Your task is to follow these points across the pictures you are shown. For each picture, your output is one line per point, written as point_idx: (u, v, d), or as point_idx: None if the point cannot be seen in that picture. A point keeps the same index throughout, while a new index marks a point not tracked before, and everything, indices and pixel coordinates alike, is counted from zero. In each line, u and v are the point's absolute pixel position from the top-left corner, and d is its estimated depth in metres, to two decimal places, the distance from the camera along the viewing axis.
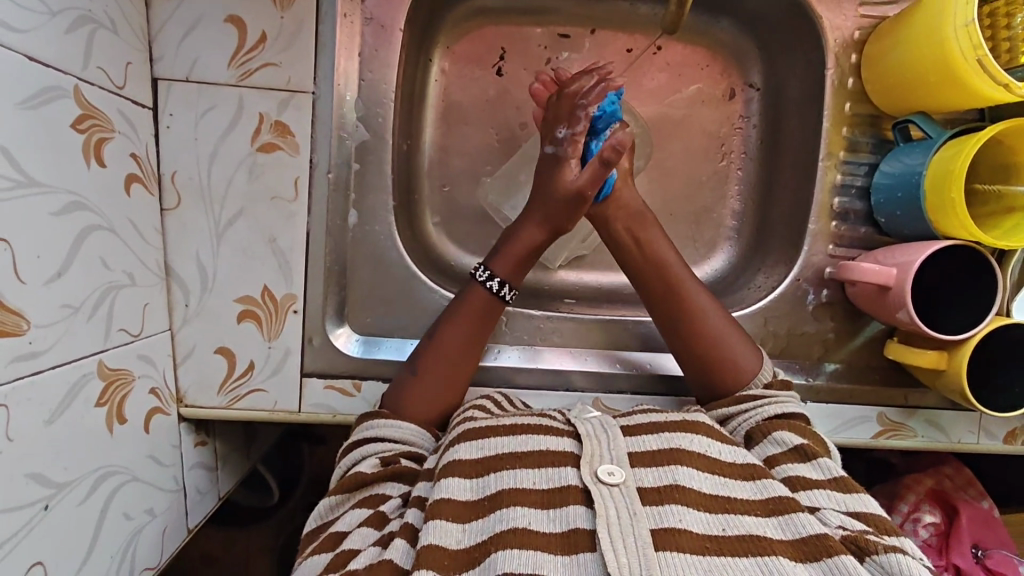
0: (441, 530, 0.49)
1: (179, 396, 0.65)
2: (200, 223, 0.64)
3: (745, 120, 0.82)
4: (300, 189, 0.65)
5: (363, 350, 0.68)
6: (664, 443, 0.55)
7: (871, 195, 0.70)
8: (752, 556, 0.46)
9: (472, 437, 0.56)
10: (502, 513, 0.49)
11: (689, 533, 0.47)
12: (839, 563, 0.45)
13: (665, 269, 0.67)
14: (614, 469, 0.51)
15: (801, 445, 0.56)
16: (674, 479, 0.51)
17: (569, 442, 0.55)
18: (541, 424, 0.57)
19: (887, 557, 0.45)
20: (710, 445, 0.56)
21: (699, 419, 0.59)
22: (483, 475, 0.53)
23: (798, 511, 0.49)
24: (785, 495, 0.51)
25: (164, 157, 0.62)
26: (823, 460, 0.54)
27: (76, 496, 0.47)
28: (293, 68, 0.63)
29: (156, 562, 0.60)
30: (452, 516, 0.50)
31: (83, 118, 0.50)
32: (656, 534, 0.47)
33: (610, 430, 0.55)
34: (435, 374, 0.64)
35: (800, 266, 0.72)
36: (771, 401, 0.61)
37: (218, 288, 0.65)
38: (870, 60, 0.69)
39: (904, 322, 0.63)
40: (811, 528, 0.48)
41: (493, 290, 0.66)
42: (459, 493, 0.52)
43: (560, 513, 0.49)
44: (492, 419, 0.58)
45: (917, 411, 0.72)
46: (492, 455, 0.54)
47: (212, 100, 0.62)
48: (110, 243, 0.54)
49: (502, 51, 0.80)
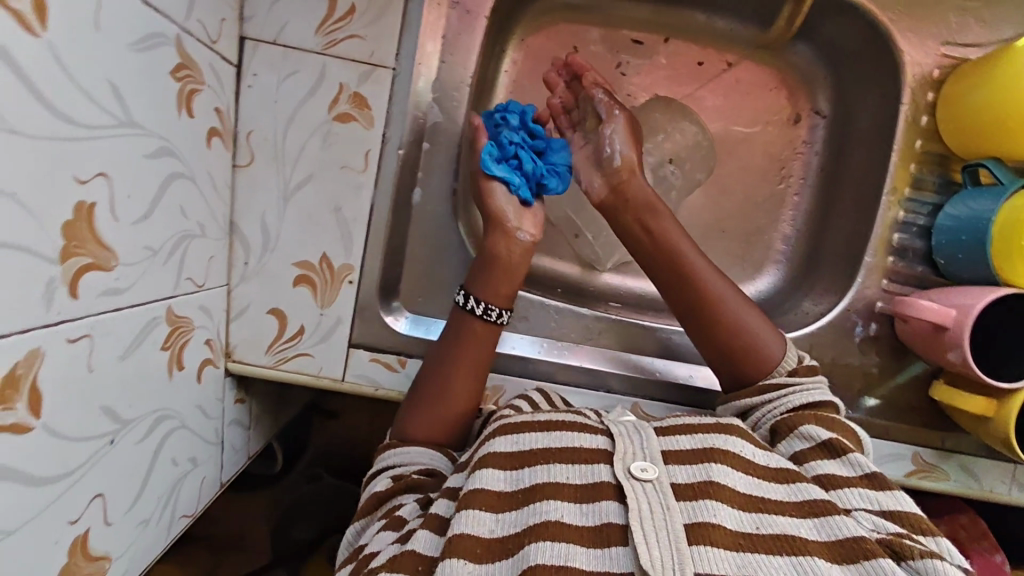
0: (472, 520, 0.50)
1: (228, 350, 0.66)
2: (269, 185, 0.65)
3: (807, 146, 0.82)
4: (370, 162, 0.65)
5: (412, 327, 0.69)
6: (697, 441, 0.55)
7: (932, 235, 0.70)
8: (786, 555, 0.46)
9: (504, 432, 0.57)
10: (536, 505, 0.50)
11: (723, 529, 0.47)
12: (876, 566, 0.45)
13: (676, 259, 0.67)
14: (648, 465, 0.52)
15: (830, 441, 0.56)
16: (708, 475, 0.51)
17: (603, 439, 0.56)
18: (575, 420, 0.58)
19: (922, 562, 0.45)
20: (745, 444, 0.55)
21: (733, 421, 0.58)
22: (517, 468, 0.54)
23: (835, 512, 0.49)
24: (820, 498, 0.51)
25: (243, 116, 0.63)
26: (855, 456, 0.54)
27: (136, 435, 0.48)
28: (378, 43, 0.64)
29: (192, 510, 0.61)
30: (484, 506, 0.51)
31: (180, 67, 0.51)
32: (690, 529, 0.47)
33: (643, 431, 0.56)
34: (436, 403, 0.64)
35: (851, 297, 0.72)
36: (796, 390, 0.61)
37: (278, 250, 0.66)
38: (946, 99, 0.68)
39: (952, 364, 0.63)
40: (848, 531, 0.48)
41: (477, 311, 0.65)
42: (492, 484, 0.53)
43: (593, 507, 0.50)
44: (526, 416, 0.59)
45: (952, 455, 0.71)
46: (527, 449, 0.55)
47: (295, 65, 0.63)
48: (188, 192, 0.54)
49: (573, 49, 0.80)
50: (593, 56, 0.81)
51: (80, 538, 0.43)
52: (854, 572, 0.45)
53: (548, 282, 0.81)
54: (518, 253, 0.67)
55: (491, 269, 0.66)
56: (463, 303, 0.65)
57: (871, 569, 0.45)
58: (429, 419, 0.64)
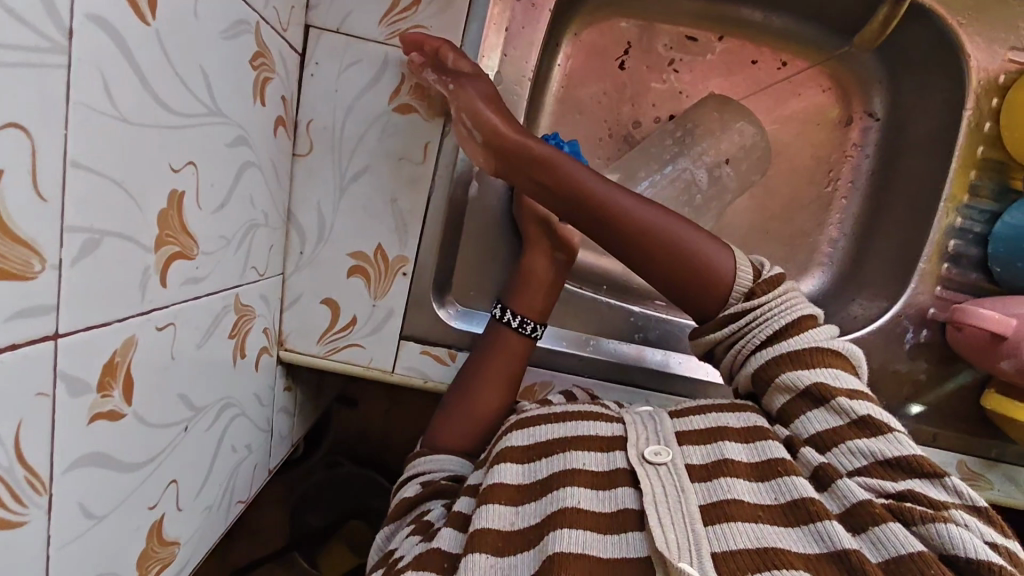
0: (493, 512, 0.51)
1: (281, 338, 0.66)
2: (327, 175, 0.65)
3: (858, 149, 0.82)
4: (428, 154, 0.65)
5: (466, 324, 0.69)
6: (711, 421, 0.54)
7: (989, 243, 0.70)
8: (799, 527, 0.45)
9: (521, 427, 0.57)
10: (556, 493, 0.50)
11: (738, 503, 0.47)
12: (884, 532, 0.44)
13: (607, 205, 0.60)
14: (662, 448, 0.52)
15: (812, 389, 0.53)
16: (721, 454, 0.51)
17: (618, 427, 0.56)
18: (592, 410, 0.57)
19: (927, 526, 0.44)
20: (758, 419, 0.54)
21: (750, 403, 0.57)
22: (535, 460, 0.54)
23: (840, 477, 0.48)
24: (825, 462, 0.49)
25: (305, 105, 0.63)
26: (840, 398, 0.52)
27: (205, 423, 0.48)
28: (442, 34, 0.63)
29: (246, 496, 0.61)
30: (504, 499, 0.52)
31: (257, 55, 0.50)
32: (705, 509, 0.47)
33: (658, 416, 0.56)
34: (465, 413, 0.65)
35: (903, 303, 0.72)
36: (767, 313, 0.57)
37: (334, 240, 0.66)
38: (1012, 106, 0.67)
39: (1007, 373, 0.63)
40: (855, 496, 0.46)
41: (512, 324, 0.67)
42: (512, 479, 0.53)
43: (609, 494, 0.50)
44: (547, 409, 0.59)
45: (997, 465, 0.71)
46: (546, 440, 0.55)
47: (358, 55, 0.63)
48: (256, 181, 0.54)
49: (626, 46, 0.81)
50: (647, 53, 0.81)
51: (156, 524, 0.43)
52: (864, 542, 0.44)
53: (595, 279, 0.81)
54: (550, 272, 0.69)
55: (524, 284, 0.68)
56: (498, 315, 0.67)
57: (879, 537, 0.44)
58: (458, 429, 0.65)
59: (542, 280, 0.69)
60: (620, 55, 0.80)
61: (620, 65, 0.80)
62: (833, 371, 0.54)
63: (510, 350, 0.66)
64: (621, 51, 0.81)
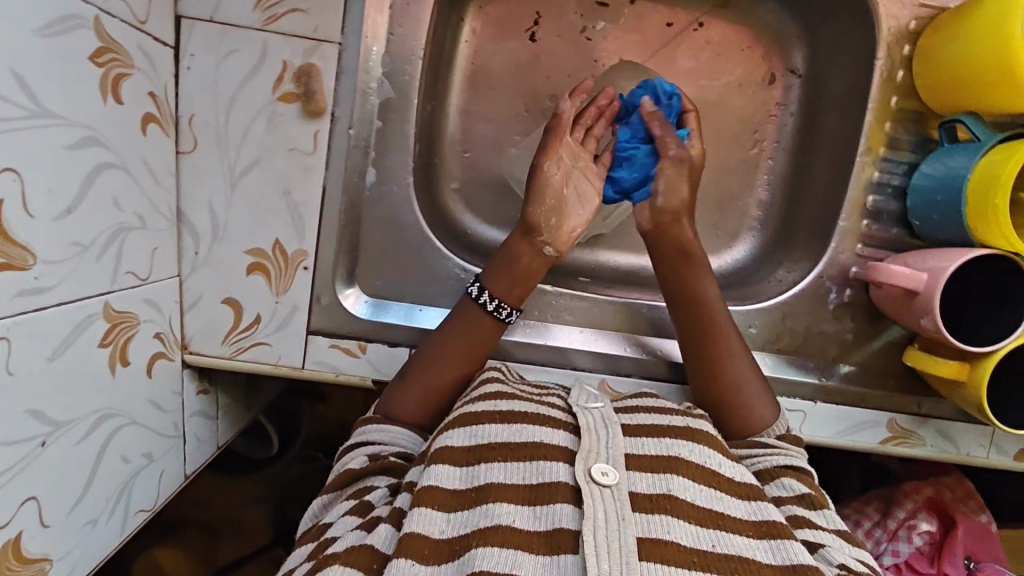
0: (424, 519, 0.48)
1: (184, 342, 0.65)
2: (216, 171, 0.62)
3: (781, 108, 0.78)
4: (318, 143, 0.63)
5: (406, 317, 0.68)
6: (662, 449, 0.54)
7: (907, 196, 0.68)
8: None
9: (465, 424, 0.55)
10: (489, 508, 0.48)
11: (676, 546, 0.46)
12: None
13: (700, 304, 0.66)
14: (609, 469, 0.50)
15: (808, 494, 0.54)
16: (668, 488, 0.50)
17: (564, 436, 0.54)
18: (537, 413, 0.56)
19: None
20: (710, 454, 0.54)
21: (704, 426, 0.57)
22: (474, 464, 0.52)
23: (789, 537, 0.48)
24: (777, 521, 0.50)
25: (183, 99, 0.60)
26: (830, 511, 0.54)
27: (72, 436, 0.48)
28: (321, 16, 0.60)
29: (150, 505, 0.61)
30: (438, 505, 0.49)
31: (102, 51, 0.48)
32: (641, 542, 0.46)
33: (610, 425, 0.55)
34: (428, 386, 0.62)
35: (824, 263, 0.70)
36: (780, 451, 0.59)
37: (229, 238, 0.64)
38: (923, 53, 0.65)
39: (926, 330, 0.61)
40: (801, 558, 0.47)
41: (488, 308, 0.64)
42: (448, 482, 0.51)
43: (547, 512, 0.48)
44: (491, 403, 0.57)
45: (927, 420, 0.71)
46: (484, 444, 0.53)
47: (235, 43, 0.60)
48: (122, 183, 0.52)
49: (536, 16, 0.76)
50: (556, 21, 0.76)
51: (12, 542, 0.43)
52: None
53: None
54: (535, 265, 0.66)
55: (506, 268, 0.65)
56: (476, 296, 0.65)
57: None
58: (415, 403, 0.61)
59: (523, 271, 0.66)
60: (529, 25, 0.76)
61: (530, 36, 0.76)
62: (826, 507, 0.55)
63: (485, 332, 0.64)
64: (531, 21, 0.76)
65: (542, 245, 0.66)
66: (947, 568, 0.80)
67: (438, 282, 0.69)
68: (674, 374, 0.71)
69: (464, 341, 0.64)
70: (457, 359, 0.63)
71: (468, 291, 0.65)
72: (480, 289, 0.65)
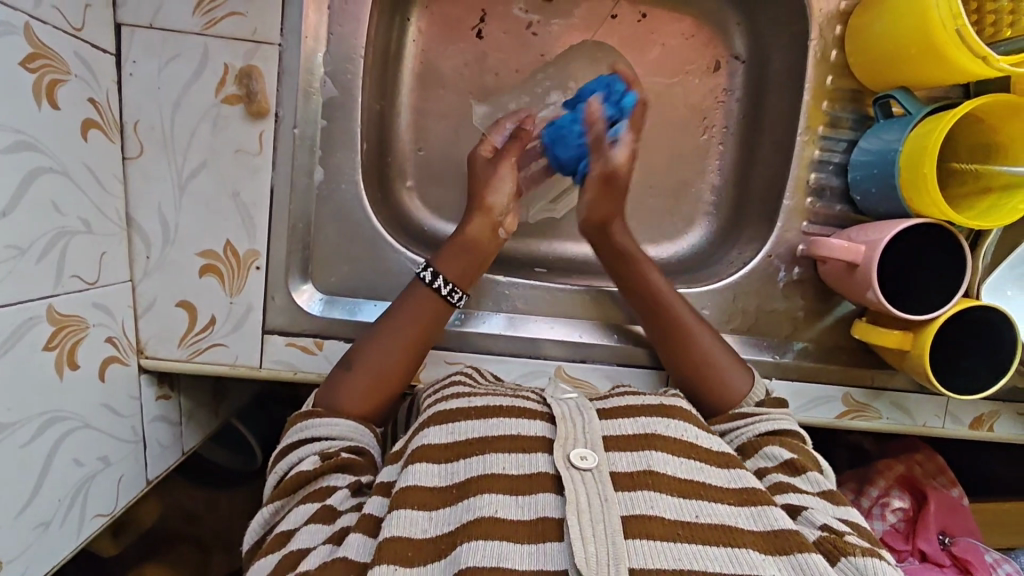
0: (404, 521, 0.47)
1: (139, 348, 0.65)
2: (163, 175, 0.63)
3: (728, 94, 0.78)
4: (264, 143, 0.64)
5: (381, 316, 0.69)
6: (638, 428, 0.54)
7: (848, 172, 0.69)
8: (720, 547, 0.45)
9: (439, 421, 0.55)
10: (470, 502, 0.48)
11: (660, 519, 0.46)
12: (809, 560, 0.44)
13: (654, 294, 0.67)
14: (588, 452, 0.50)
15: (791, 459, 0.55)
16: (648, 464, 0.50)
17: (542, 425, 0.54)
18: (515, 406, 0.56)
19: (863, 560, 0.44)
20: (686, 428, 0.55)
21: (677, 403, 0.58)
22: (452, 462, 0.52)
23: (770, 503, 0.49)
24: (758, 488, 0.50)
25: (127, 105, 0.61)
26: (813, 473, 0.54)
27: (20, 438, 0.49)
28: (259, 19, 0.62)
29: (109, 510, 0.61)
30: (418, 504, 0.48)
31: (34, 57, 0.49)
32: (626, 522, 0.46)
33: (586, 411, 0.55)
34: (371, 373, 0.62)
35: (772, 243, 0.71)
36: (765, 418, 0.60)
37: (180, 241, 0.64)
38: (853, 32, 0.67)
39: (871, 303, 0.63)
40: (783, 522, 0.47)
41: (427, 282, 0.64)
42: (425, 480, 0.50)
43: (530, 501, 0.48)
44: (465, 400, 0.57)
45: (883, 393, 0.72)
46: (463, 440, 0.53)
47: (176, 48, 0.61)
48: (64, 188, 0.53)
49: (482, 13, 0.76)
50: (501, 18, 0.76)
51: None
52: (788, 566, 0.44)
53: None
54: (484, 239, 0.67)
55: (455, 246, 0.66)
56: (429, 281, 0.64)
57: (806, 564, 0.44)
58: (363, 392, 0.61)
59: (473, 247, 0.66)
60: (475, 23, 0.76)
61: (476, 33, 0.76)
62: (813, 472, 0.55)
63: (426, 313, 0.64)
64: (477, 19, 0.76)
65: (496, 223, 0.68)
66: (921, 544, 0.78)
67: (392, 278, 0.70)
68: (631, 357, 0.71)
69: (404, 322, 0.63)
70: (398, 342, 0.63)
71: (420, 277, 0.65)
72: (426, 270, 0.64)
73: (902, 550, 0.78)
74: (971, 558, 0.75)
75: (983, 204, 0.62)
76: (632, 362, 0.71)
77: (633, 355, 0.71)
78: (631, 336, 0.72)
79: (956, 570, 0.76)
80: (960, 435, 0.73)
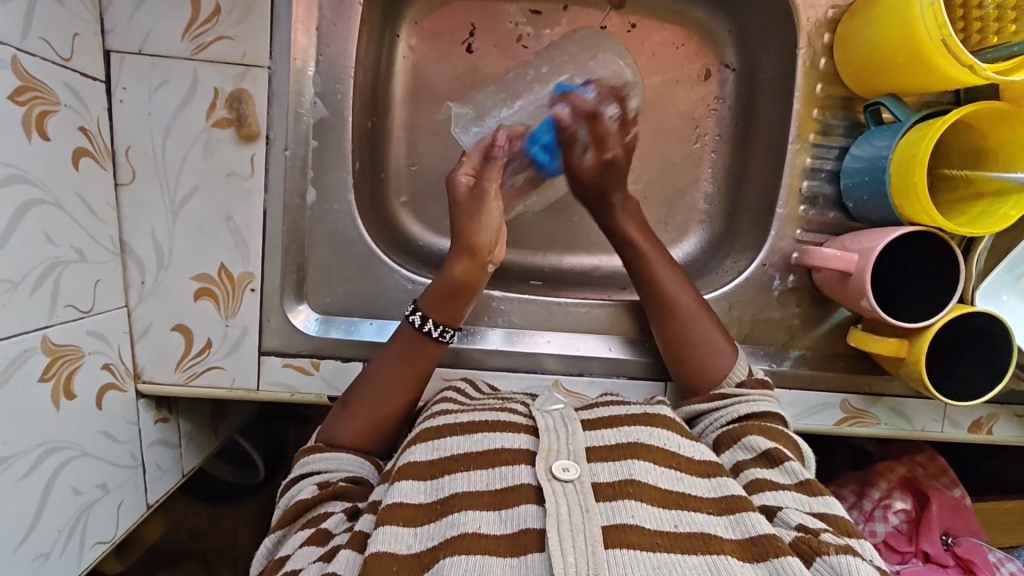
0: (390, 536, 0.47)
1: (137, 373, 0.65)
2: (156, 200, 0.63)
3: (719, 102, 0.78)
4: (255, 166, 0.64)
5: (378, 334, 0.69)
6: (620, 437, 0.54)
7: (841, 179, 0.69)
8: (700, 555, 0.45)
9: (426, 439, 0.55)
10: (453, 518, 0.48)
11: (640, 529, 0.46)
12: (785, 563, 0.44)
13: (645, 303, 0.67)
14: (570, 464, 0.50)
15: (769, 450, 0.55)
16: (629, 473, 0.50)
17: (526, 439, 0.54)
18: (499, 420, 0.56)
19: (837, 558, 0.44)
20: (668, 436, 0.55)
21: (662, 411, 0.57)
22: (438, 476, 0.52)
23: (749, 509, 0.48)
24: (739, 495, 0.50)
25: (118, 132, 0.61)
26: (791, 464, 0.53)
27: (16, 471, 0.49)
28: (248, 43, 0.62)
29: (110, 536, 0.61)
30: (402, 520, 0.48)
31: (22, 89, 0.49)
32: (607, 532, 0.46)
33: (570, 423, 0.55)
34: (369, 409, 0.62)
35: (766, 251, 0.71)
36: (743, 400, 0.60)
37: (175, 265, 0.64)
38: (841, 40, 0.67)
39: (865, 310, 0.63)
40: (762, 528, 0.47)
41: (415, 324, 0.63)
42: (411, 497, 0.50)
43: (511, 514, 0.48)
44: (451, 416, 0.57)
45: (881, 399, 0.72)
46: (447, 456, 0.53)
47: (165, 74, 0.61)
48: (56, 218, 0.53)
49: (472, 28, 0.76)
50: (492, 31, 0.76)
51: None
52: (764, 570, 0.44)
53: None
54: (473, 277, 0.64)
55: (440, 284, 0.64)
56: (419, 325, 0.63)
57: (781, 568, 0.43)
58: (361, 426, 0.62)
59: (460, 287, 0.63)
60: (465, 37, 0.75)
61: (467, 48, 0.76)
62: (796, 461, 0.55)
63: (422, 349, 0.64)
64: (467, 33, 0.76)
65: (485, 262, 0.64)
66: (925, 546, 0.77)
67: (387, 296, 0.70)
68: (628, 369, 0.71)
69: (399, 357, 0.63)
70: (395, 376, 0.63)
71: (410, 321, 0.64)
72: (416, 313, 0.63)
73: (905, 553, 0.78)
74: (974, 558, 0.75)
75: (974, 210, 0.62)
76: (629, 373, 0.71)
77: (630, 367, 0.71)
78: (628, 348, 0.72)
79: (960, 569, 0.76)
80: (959, 439, 0.73)
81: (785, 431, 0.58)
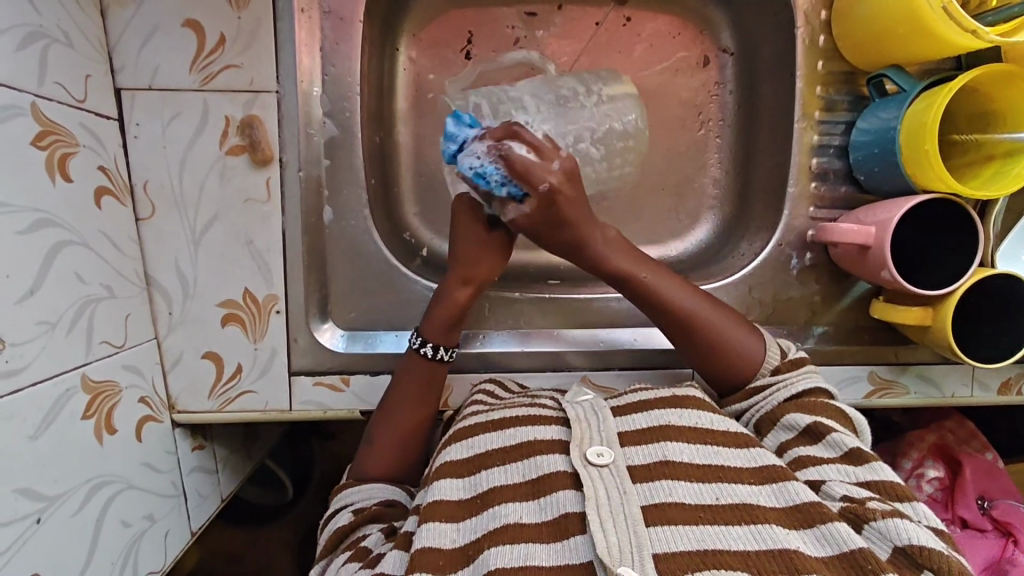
0: (434, 532, 0.48)
1: (171, 403, 0.66)
2: (177, 231, 0.64)
3: (720, 87, 0.78)
4: (271, 190, 0.64)
5: (399, 345, 0.69)
6: (652, 420, 0.54)
7: (850, 153, 0.69)
8: (745, 526, 0.45)
9: (461, 437, 0.56)
10: (494, 510, 0.49)
11: (680, 506, 0.46)
12: (834, 529, 0.44)
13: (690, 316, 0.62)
14: (604, 449, 0.51)
15: (811, 427, 0.54)
16: (664, 454, 0.50)
17: (558, 429, 0.54)
18: (529, 414, 0.56)
19: (887, 523, 0.44)
20: (700, 414, 0.54)
21: (692, 392, 0.57)
22: (474, 472, 0.52)
23: (790, 478, 0.48)
24: (776, 464, 0.50)
25: (135, 167, 0.62)
26: (836, 436, 0.53)
27: (69, 507, 0.50)
28: (255, 69, 0.63)
29: (160, 566, 0.62)
30: (446, 516, 0.49)
31: (44, 134, 0.50)
32: (646, 510, 0.46)
33: (601, 411, 0.54)
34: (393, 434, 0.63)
35: (781, 232, 0.72)
36: (782, 384, 0.59)
37: (200, 293, 0.65)
38: (840, 15, 0.67)
39: (887, 281, 0.64)
40: (804, 495, 0.47)
41: (429, 355, 0.64)
42: (451, 494, 0.51)
43: (550, 501, 0.48)
44: (483, 415, 0.58)
45: (908, 368, 0.72)
46: (481, 453, 0.53)
47: (176, 107, 0.62)
48: (85, 258, 0.54)
49: (468, 35, 0.76)
50: (490, 37, 0.76)
51: None
52: (812, 537, 0.44)
53: None
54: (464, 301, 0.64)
55: (444, 308, 0.64)
56: (430, 354, 0.64)
57: (831, 534, 0.44)
58: (386, 458, 0.62)
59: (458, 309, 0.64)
60: (463, 45, 0.76)
61: (465, 56, 0.76)
62: (838, 437, 0.53)
63: (435, 379, 0.64)
64: (464, 41, 0.76)
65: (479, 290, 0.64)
66: (961, 511, 0.77)
67: (411, 305, 0.70)
68: (654, 360, 0.72)
69: (417, 386, 0.64)
70: (412, 400, 0.63)
71: (418, 351, 0.64)
72: (425, 343, 0.64)
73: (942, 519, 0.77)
74: (1012, 519, 0.74)
75: (987, 172, 0.62)
76: (654, 364, 0.72)
77: (655, 357, 0.72)
78: (652, 339, 0.72)
79: (998, 533, 0.74)
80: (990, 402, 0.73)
81: (835, 405, 0.57)
